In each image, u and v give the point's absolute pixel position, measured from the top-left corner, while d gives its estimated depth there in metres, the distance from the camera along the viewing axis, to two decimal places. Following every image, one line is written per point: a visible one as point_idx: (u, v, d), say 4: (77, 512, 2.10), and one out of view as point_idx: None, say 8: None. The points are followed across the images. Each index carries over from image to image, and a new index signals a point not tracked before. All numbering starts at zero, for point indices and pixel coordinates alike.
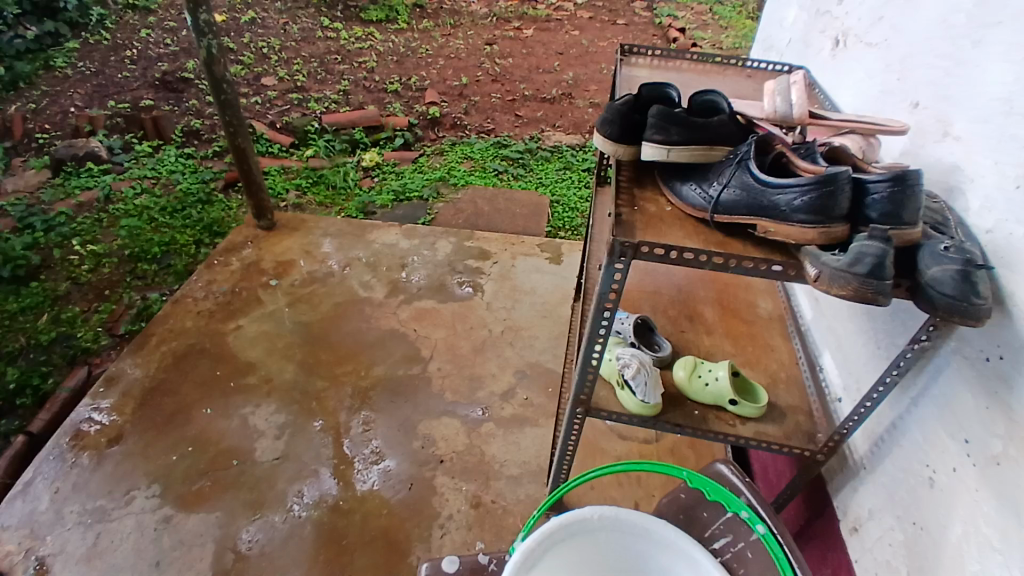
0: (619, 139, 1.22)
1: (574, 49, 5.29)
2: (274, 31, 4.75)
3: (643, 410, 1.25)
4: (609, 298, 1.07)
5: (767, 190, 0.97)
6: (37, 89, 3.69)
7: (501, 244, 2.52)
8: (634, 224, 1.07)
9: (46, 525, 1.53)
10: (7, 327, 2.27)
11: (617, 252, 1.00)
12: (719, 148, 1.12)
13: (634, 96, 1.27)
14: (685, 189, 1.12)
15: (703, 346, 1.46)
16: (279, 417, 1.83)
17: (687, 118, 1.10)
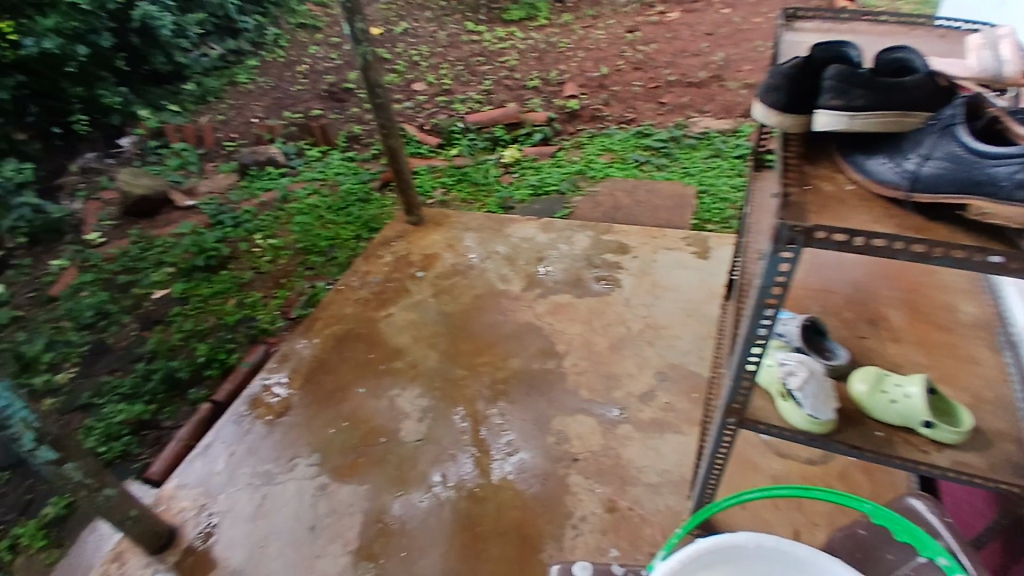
0: (786, 109, 1.06)
1: (724, 27, 4.90)
2: (424, 39, 5.06)
3: (814, 427, 1.08)
4: (771, 293, 0.93)
5: (983, 162, 0.79)
6: (226, 103, 4.35)
7: (642, 238, 2.40)
8: (805, 207, 0.91)
9: (218, 485, 1.76)
10: (205, 307, 2.72)
11: (783, 239, 0.85)
12: (915, 114, 0.93)
13: (803, 58, 1.10)
14: (874, 164, 0.94)
15: (887, 355, 1.22)
16: (423, 400, 1.93)
17: (874, 79, 0.92)
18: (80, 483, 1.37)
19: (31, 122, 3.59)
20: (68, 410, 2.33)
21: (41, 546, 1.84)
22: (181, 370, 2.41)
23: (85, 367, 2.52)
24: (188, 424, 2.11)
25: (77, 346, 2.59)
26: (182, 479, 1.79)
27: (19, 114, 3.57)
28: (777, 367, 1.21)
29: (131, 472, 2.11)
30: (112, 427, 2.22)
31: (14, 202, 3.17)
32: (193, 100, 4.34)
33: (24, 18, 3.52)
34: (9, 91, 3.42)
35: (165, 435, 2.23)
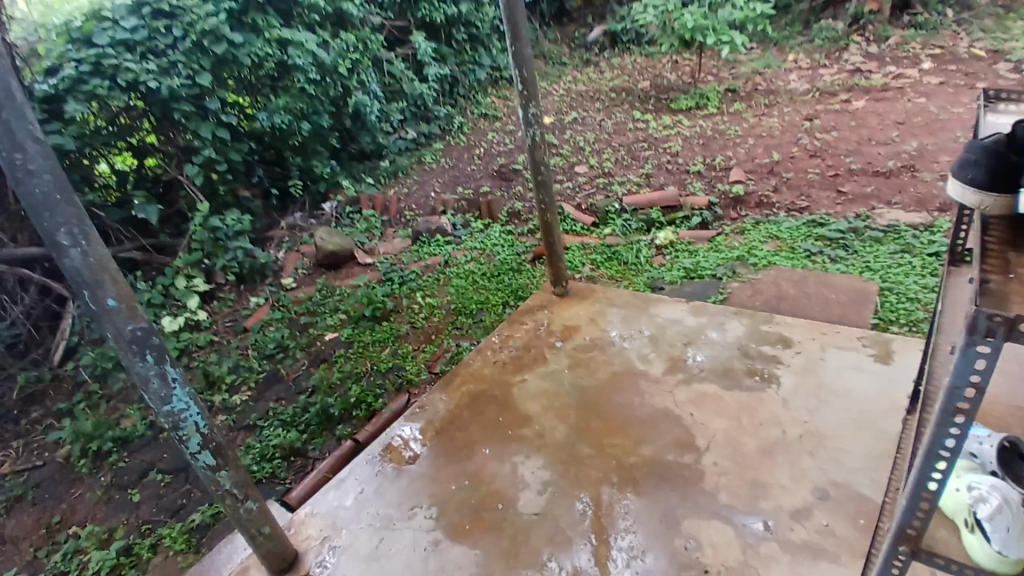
0: (986, 188, 0.99)
1: (920, 116, 4.45)
2: (591, 127, 5.36)
3: (1004, 567, 0.98)
4: (965, 396, 0.84)
5: None
6: (411, 179, 4.99)
7: (808, 332, 2.13)
8: (1009, 297, 0.84)
9: (344, 519, 1.86)
10: (364, 353, 3.00)
11: (980, 330, 0.78)
12: None
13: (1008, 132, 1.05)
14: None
15: None
16: (544, 472, 1.86)
17: None
18: (229, 491, 1.56)
19: (257, 182, 4.45)
20: (237, 426, 2.75)
21: (180, 548, 2.17)
22: (334, 407, 2.65)
23: (258, 392, 2.96)
24: (330, 457, 2.32)
25: (255, 372, 3.05)
26: (316, 507, 1.91)
27: (249, 175, 4.45)
28: (963, 492, 1.13)
29: (275, 492, 2.39)
30: (268, 449, 2.54)
31: (231, 246, 3.85)
32: (385, 174, 5.06)
33: (262, 96, 4.38)
34: (241, 154, 4.25)
35: (310, 463, 2.50)
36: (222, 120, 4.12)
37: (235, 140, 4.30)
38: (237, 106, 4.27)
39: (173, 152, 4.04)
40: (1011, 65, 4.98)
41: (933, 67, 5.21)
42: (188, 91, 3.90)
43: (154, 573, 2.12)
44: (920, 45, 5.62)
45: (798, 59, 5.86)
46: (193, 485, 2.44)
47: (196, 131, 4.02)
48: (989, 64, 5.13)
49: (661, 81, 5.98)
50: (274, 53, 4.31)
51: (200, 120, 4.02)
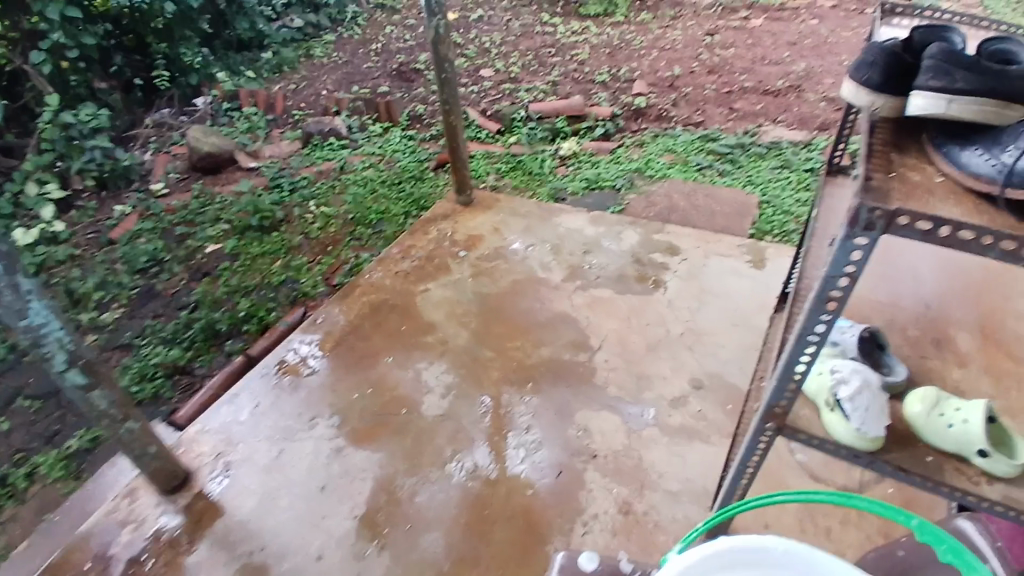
0: (879, 88, 1.03)
1: (810, 38, 4.66)
2: (498, 27, 5.06)
3: (861, 443, 1.08)
4: (838, 284, 0.92)
5: None
6: (299, 74, 4.50)
7: (695, 241, 2.27)
8: (890, 191, 0.88)
9: (238, 434, 1.80)
10: (252, 266, 2.80)
11: (861, 223, 0.84)
12: (1016, 107, 0.93)
13: (903, 41, 1.10)
14: (965, 155, 0.92)
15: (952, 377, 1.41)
16: (447, 377, 1.91)
17: (980, 63, 0.92)
18: (104, 412, 1.44)
19: (115, 72, 3.83)
20: (110, 346, 2.50)
21: (57, 476, 2.00)
22: (221, 322, 2.51)
23: (131, 309, 2.69)
24: (221, 374, 2.21)
25: (127, 289, 2.75)
26: (207, 423, 1.83)
27: (104, 63, 3.81)
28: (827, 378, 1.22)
29: (160, 413, 2.24)
30: (148, 368, 2.36)
31: (87, 145, 3.36)
32: (268, 68, 4.50)
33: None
34: (97, 39, 3.62)
35: (198, 380, 2.36)
36: None
37: (87, 22, 3.63)
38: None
39: (16, 37, 3.35)
40: None
41: None
42: None
43: (35, 502, 1.95)
44: None
45: None
46: (68, 409, 2.23)
47: (42, 14, 3.37)
48: None
49: None
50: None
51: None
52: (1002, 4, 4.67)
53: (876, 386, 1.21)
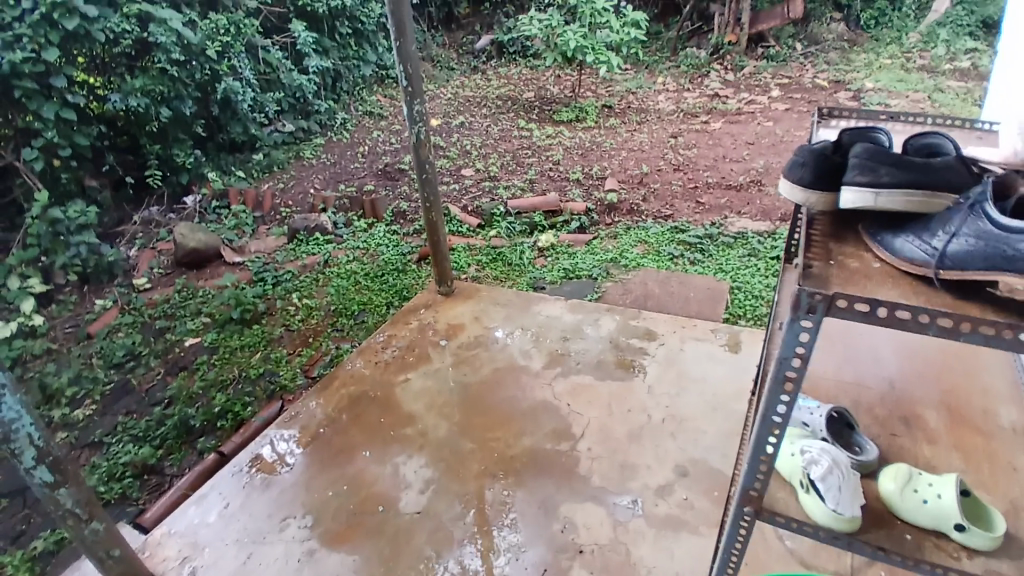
0: (811, 185, 1.17)
1: (766, 138, 5.07)
2: (478, 132, 5.43)
3: (837, 524, 1.13)
4: (792, 365, 0.98)
5: (1010, 237, 0.87)
6: (288, 174, 4.72)
7: (670, 326, 2.33)
8: (829, 278, 1.00)
9: (205, 538, 1.70)
10: (230, 360, 2.76)
11: (804, 307, 0.91)
12: (944, 195, 1.04)
13: (832, 143, 1.25)
14: (900, 243, 1.02)
15: (922, 454, 1.49)
16: (426, 471, 1.85)
17: (900, 159, 1.05)
18: (68, 511, 1.36)
19: (107, 172, 4.07)
20: (79, 445, 2.39)
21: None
22: (196, 418, 2.43)
23: (103, 406, 2.60)
24: (191, 472, 2.12)
25: (101, 383, 2.68)
26: (172, 526, 1.73)
27: (97, 163, 4.04)
28: (797, 458, 1.27)
29: (127, 515, 2.11)
30: (118, 468, 2.25)
31: (72, 240, 3.36)
32: (258, 169, 4.74)
33: (114, 77, 4.02)
34: (89, 139, 3.84)
35: (166, 482, 2.24)
36: (69, 100, 3.71)
37: (82, 123, 3.88)
38: (86, 85, 3.91)
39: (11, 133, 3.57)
40: (844, 94, 5.71)
41: (778, 94, 5.94)
42: (31, 67, 3.46)
43: None
44: (770, 75, 6.38)
45: (666, 82, 6.43)
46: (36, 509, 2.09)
47: (37, 112, 3.59)
48: (829, 92, 5.81)
49: (545, 93, 6.25)
50: (133, 29, 3.96)
51: (44, 100, 3.59)
52: (955, 98, 5.05)
53: (846, 464, 1.27)
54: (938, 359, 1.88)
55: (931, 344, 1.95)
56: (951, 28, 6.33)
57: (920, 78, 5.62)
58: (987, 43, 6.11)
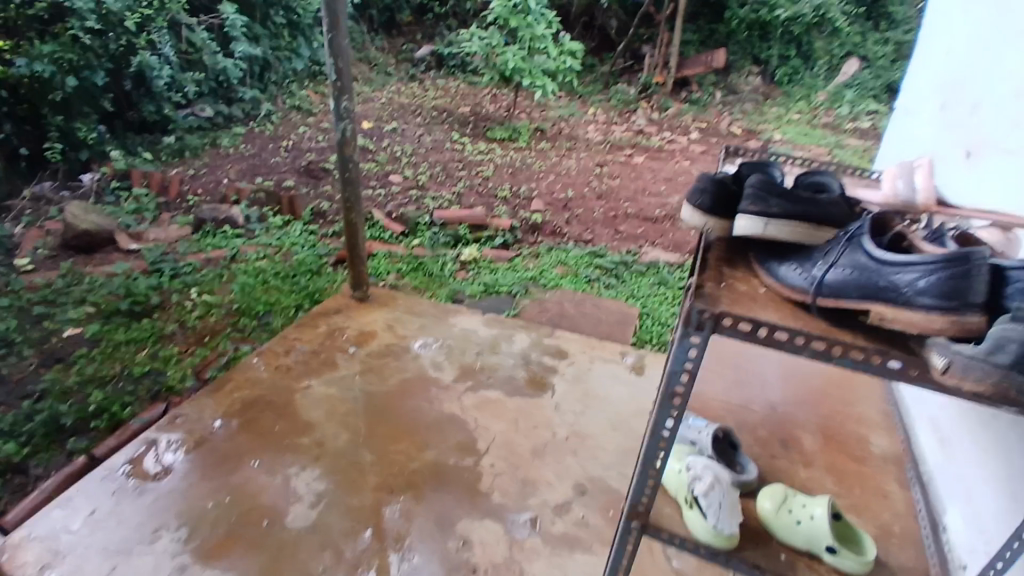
0: (710, 210, 1.27)
1: (683, 176, 5.39)
2: (410, 140, 5.37)
3: (717, 540, 1.25)
4: (680, 381, 1.06)
5: (884, 269, 0.96)
6: (201, 162, 4.43)
7: (580, 346, 2.39)
8: (719, 297, 1.08)
9: (66, 547, 1.54)
10: (111, 355, 2.51)
11: (695, 323, 1.00)
12: (826, 229, 1.15)
13: (732, 176, 1.35)
14: (783, 270, 1.12)
15: (797, 476, 1.63)
16: (320, 483, 1.76)
17: (789, 191, 1.15)
18: None
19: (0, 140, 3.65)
20: None
21: None
22: (67, 416, 2.18)
23: None
24: (58, 476, 1.91)
25: None
26: (34, 530, 1.57)
27: None
28: (683, 473, 1.38)
29: None
30: None
31: None
32: (168, 152, 4.43)
33: (23, 41, 3.66)
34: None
35: (30, 484, 1.99)
36: None
37: None
38: None
39: None
40: (756, 142, 6.17)
41: (697, 137, 6.36)
42: None
43: None
44: (691, 118, 6.83)
45: (597, 114, 6.70)
46: None
47: None
48: (743, 140, 6.28)
49: (481, 110, 6.30)
50: None
51: None
52: (850, 158, 5.62)
53: (727, 480, 1.37)
54: (818, 387, 2.04)
55: (812, 370, 2.12)
56: (854, 92, 7.06)
57: (821, 136, 6.22)
58: (881, 109, 6.86)
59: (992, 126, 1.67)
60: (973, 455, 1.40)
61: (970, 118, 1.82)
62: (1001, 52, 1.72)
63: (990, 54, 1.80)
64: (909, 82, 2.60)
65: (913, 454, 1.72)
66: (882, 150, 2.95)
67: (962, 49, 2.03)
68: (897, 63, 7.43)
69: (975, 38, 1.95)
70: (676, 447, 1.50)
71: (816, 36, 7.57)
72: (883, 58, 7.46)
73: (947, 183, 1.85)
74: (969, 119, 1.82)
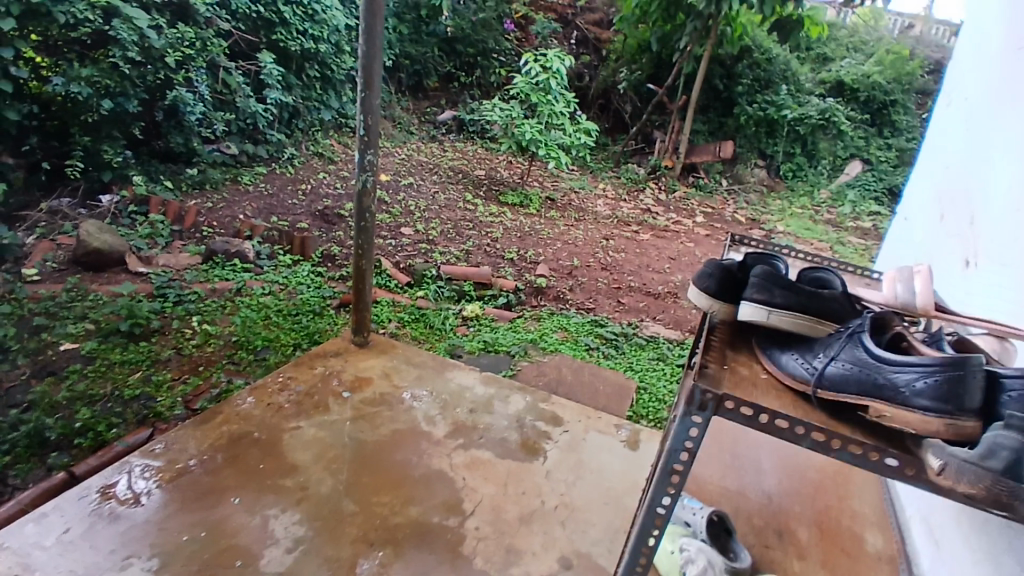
0: (716, 294, 1.34)
1: (686, 256, 5.50)
2: (425, 196, 5.54)
3: None
4: (680, 458, 1.05)
5: (882, 367, 0.98)
6: (220, 195, 4.55)
7: (576, 414, 2.37)
8: (721, 379, 1.10)
9: (32, 564, 1.49)
10: (103, 373, 2.49)
11: (696, 403, 1.02)
12: (827, 323, 1.19)
13: (739, 263, 1.41)
14: (785, 359, 1.15)
15: (790, 569, 1.58)
16: (299, 528, 1.70)
17: (792, 284, 1.20)
18: None
19: (26, 152, 3.85)
20: None
21: None
22: (51, 430, 2.13)
23: None
24: (36, 487, 1.86)
25: None
26: (2, 541, 1.53)
27: (18, 142, 3.84)
28: (676, 554, 1.38)
29: None
30: None
31: None
32: (190, 183, 4.56)
33: (62, 60, 3.87)
34: (19, 117, 3.67)
35: (2, 495, 1.92)
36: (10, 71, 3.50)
37: (15, 97, 3.73)
38: (31, 63, 3.76)
39: None
40: (759, 231, 6.35)
41: (702, 221, 6.55)
42: None
43: None
44: (697, 202, 7.07)
45: (607, 189, 6.94)
46: None
47: None
48: (746, 227, 6.47)
49: (495, 174, 6.54)
50: (96, 20, 3.85)
51: None
52: (850, 255, 5.77)
53: (719, 566, 1.35)
54: (814, 479, 2.00)
55: (809, 461, 2.10)
56: (855, 193, 7.40)
57: (823, 231, 6.42)
58: (882, 211, 7.08)
59: (987, 239, 1.74)
60: (963, 559, 1.38)
61: (968, 231, 1.90)
62: (995, 173, 1.83)
63: (986, 173, 1.91)
64: (911, 191, 2.72)
65: (907, 555, 1.68)
66: (883, 252, 3.04)
67: (961, 166, 2.15)
68: (899, 168, 7.77)
69: (973, 157, 2.07)
70: (670, 526, 1.46)
71: (821, 138, 7.94)
72: (885, 163, 7.79)
73: (945, 291, 1.91)
74: (966, 232, 1.90)
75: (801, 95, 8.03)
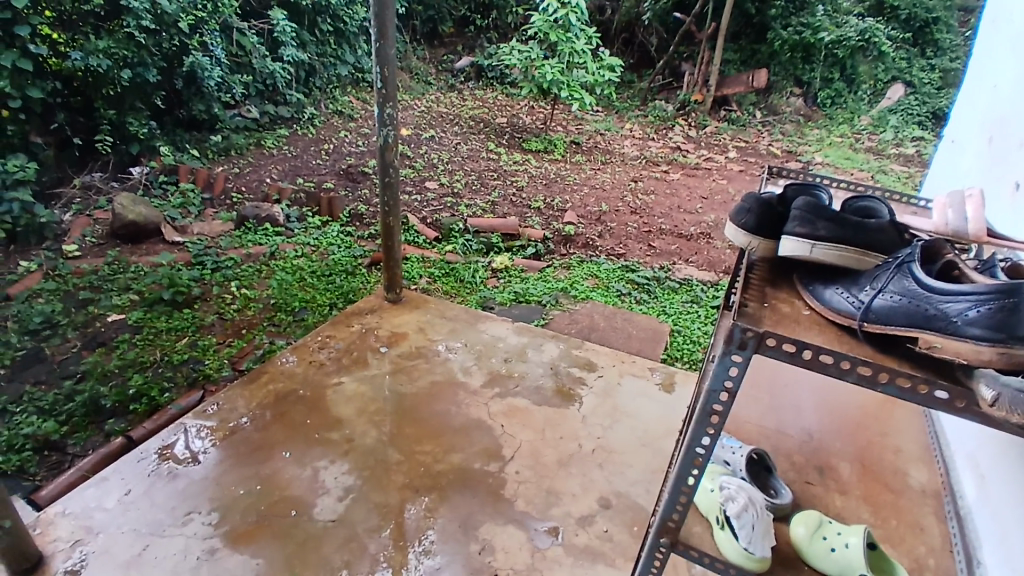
0: (755, 230, 1.29)
1: (719, 195, 5.31)
2: (447, 148, 5.46)
3: (747, 562, 1.21)
4: (719, 399, 1.04)
5: (933, 297, 0.94)
6: (245, 160, 4.60)
7: (611, 360, 2.37)
8: (760, 318, 1.08)
9: (100, 523, 1.61)
10: (152, 341, 2.60)
11: (737, 342, 0.98)
12: (874, 254, 1.14)
13: (778, 195, 1.35)
14: (830, 294, 1.11)
15: (833, 504, 1.59)
16: (347, 478, 1.78)
17: (837, 216, 1.14)
18: None
19: (54, 129, 3.86)
20: None
21: None
22: (106, 398, 2.26)
23: (13, 371, 2.42)
24: (95, 454, 2.00)
25: (12, 348, 2.50)
26: (67, 506, 1.64)
27: (46, 119, 3.84)
28: (716, 492, 1.40)
29: (19, 490, 1.94)
30: (17, 439, 2.07)
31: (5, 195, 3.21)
32: (215, 150, 4.62)
33: (80, 34, 3.80)
34: (43, 94, 3.64)
35: (66, 461, 2.07)
36: (30, 51, 3.54)
37: (38, 76, 3.68)
38: (48, 40, 3.67)
39: None
40: (796, 163, 6.04)
41: (734, 156, 6.27)
42: None
43: None
44: (729, 136, 6.75)
45: (633, 129, 6.69)
46: None
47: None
48: (783, 160, 6.17)
49: (517, 121, 6.37)
50: None
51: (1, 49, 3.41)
52: (894, 183, 5.47)
53: (760, 506, 1.36)
54: (856, 415, 1.98)
55: (850, 397, 2.07)
56: (897, 118, 6.94)
57: (865, 160, 6.09)
58: (929, 135, 6.66)
59: None
60: (1011, 489, 1.35)
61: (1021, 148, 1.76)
62: None
63: None
64: (960, 109, 2.52)
65: (952, 487, 1.66)
66: (929, 176, 2.86)
67: (1013, 78, 1.98)
68: (945, 90, 7.25)
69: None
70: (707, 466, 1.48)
71: (862, 60, 7.44)
72: (929, 85, 7.31)
73: (994, 215, 1.80)
74: (1019, 151, 1.76)
75: (839, 15, 7.50)
